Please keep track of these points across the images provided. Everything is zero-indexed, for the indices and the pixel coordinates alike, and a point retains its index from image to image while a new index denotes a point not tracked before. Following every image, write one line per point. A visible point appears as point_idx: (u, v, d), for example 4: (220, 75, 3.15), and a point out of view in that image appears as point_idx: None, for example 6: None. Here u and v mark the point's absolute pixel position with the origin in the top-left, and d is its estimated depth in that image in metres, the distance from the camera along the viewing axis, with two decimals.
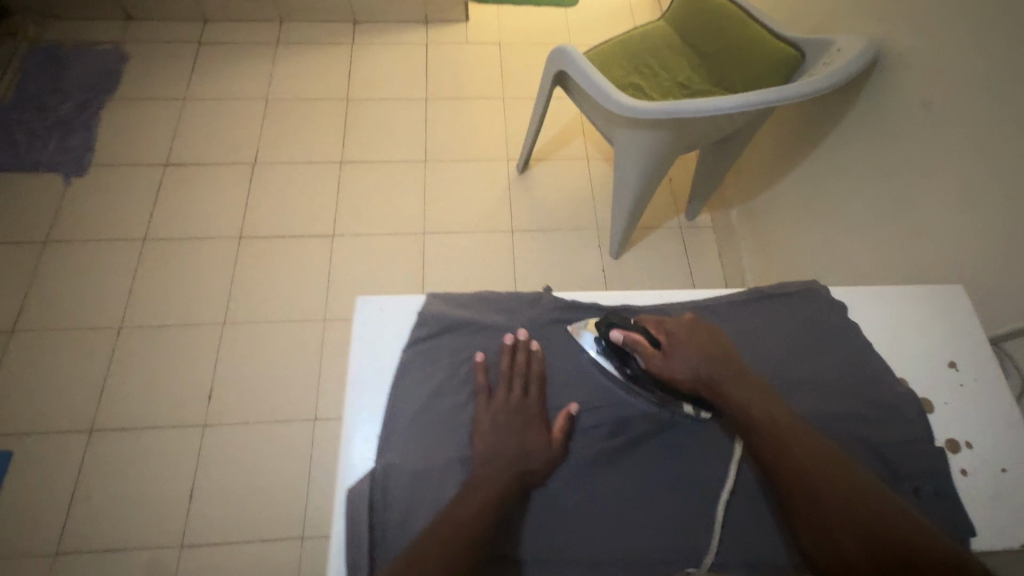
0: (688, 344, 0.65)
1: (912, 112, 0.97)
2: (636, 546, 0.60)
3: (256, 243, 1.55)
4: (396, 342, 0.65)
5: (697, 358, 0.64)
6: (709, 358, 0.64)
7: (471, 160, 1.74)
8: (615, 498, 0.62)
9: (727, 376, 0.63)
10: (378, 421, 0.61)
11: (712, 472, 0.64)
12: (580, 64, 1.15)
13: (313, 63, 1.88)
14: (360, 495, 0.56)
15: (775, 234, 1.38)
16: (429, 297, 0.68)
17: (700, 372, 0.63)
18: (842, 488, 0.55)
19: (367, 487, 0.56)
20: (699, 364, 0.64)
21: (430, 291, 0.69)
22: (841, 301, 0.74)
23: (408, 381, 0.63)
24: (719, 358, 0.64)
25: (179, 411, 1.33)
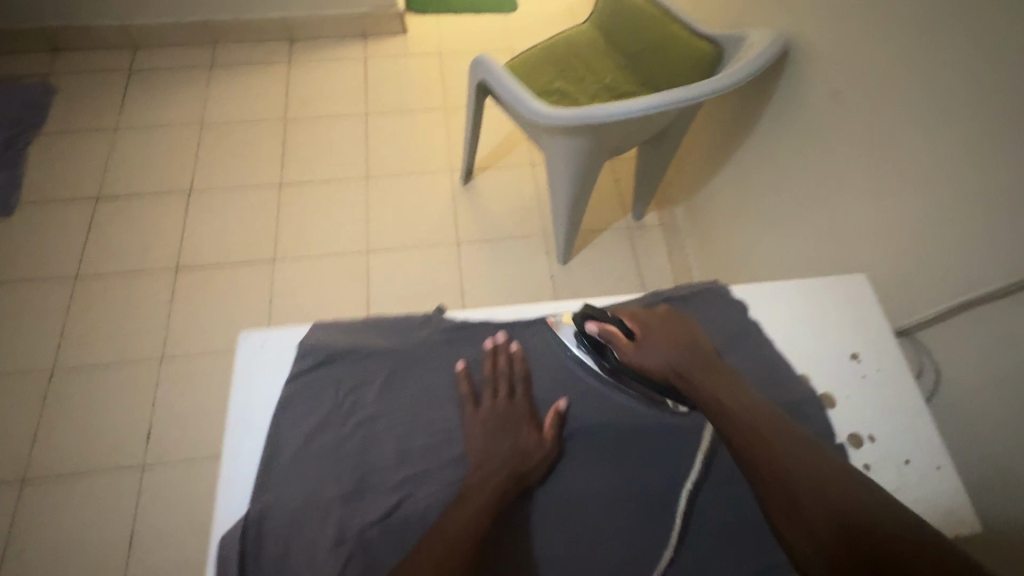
0: (662, 336, 0.63)
1: (823, 103, 0.96)
2: (597, 545, 0.57)
3: (193, 272, 1.51)
4: (277, 377, 0.63)
5: (671, 348, 0.62)
6: (683, 348, 0.62)
7: (414, 173, 1.71)
8: (575, 498, 0.59)
9: (703, 366, 0.60)
10: (256, 464, 0.58)
11: (644, 475, 0.61)
12: (497, 73, 1.14)
13: (249, 85, 1.85)
14: (231, 543, 0.54)
15: (715, 231, 1.37)
16: (312, 328, 0.65)
17: (673, 364, 0.61)
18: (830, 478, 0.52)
19: (239, 534, 0.54)
20: (672, 355, 0.62)
21: (316, 321, 0.66)
22: (743, 299, 0.72)
23: (289, 417, 0.60)
24: (689, 350, 0.62)
25: (117, 453, 1.29)
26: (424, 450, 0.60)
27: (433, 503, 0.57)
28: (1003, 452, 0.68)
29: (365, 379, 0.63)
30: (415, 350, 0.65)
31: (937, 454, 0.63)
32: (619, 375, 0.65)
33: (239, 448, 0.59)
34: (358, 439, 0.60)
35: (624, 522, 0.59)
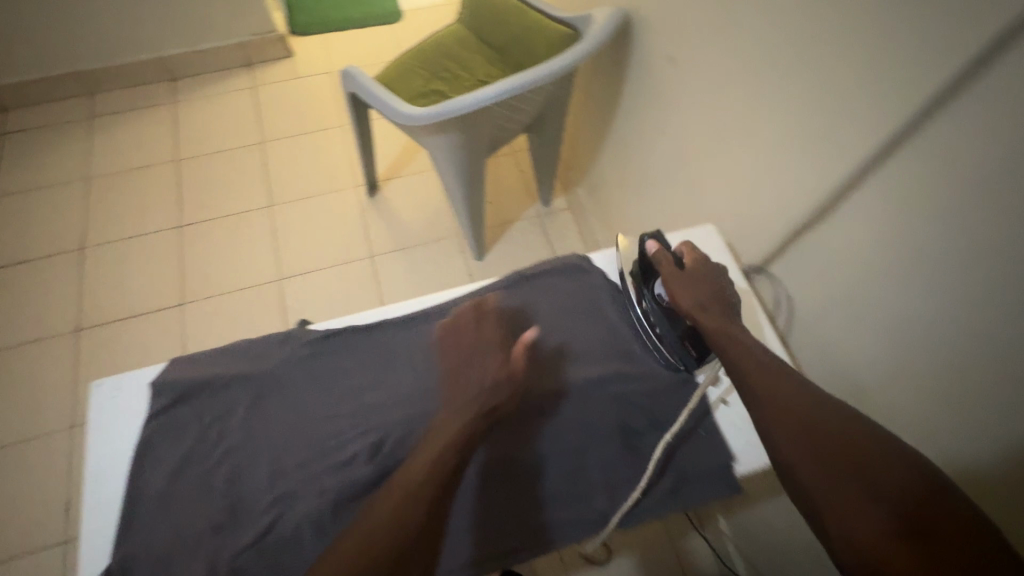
0: (700, 275, 0.65)
1: (665, 69, 1.01)
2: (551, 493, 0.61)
3: (96, 333, 1.45)
4: (132, 423, 0.61)
5: (704, 292, 0.63)
6: (712, 297, 0.63)
7: (318, 195, 1.69)
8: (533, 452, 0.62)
9: (720, 317, 0.61)
10: (116, 515, 0.57)
11: (593, 422, 0.64)
12: (361, 81, 1.14)
13: (132, 130, 1.78)
14: None
15: (612, 205, 1.42)
16: (166, 366, 0.64)
17: (699, 302, 0.62)
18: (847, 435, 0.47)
19: None
20: (703, 296, 0.63)
21: (171, 358, 0.65)
22: (601, 266, 0.76)
23: (149, 459, 0.59)
24: (714, 294, 0.63)
25: (34, 534, 1.22)
26: (294, 467, 0.59)
27: (302, 518, 0.56)
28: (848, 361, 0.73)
29: (226, 407, 0.62)
30: (280, 369, 0.64)
31: None
32: (648, 312, 0.67)
33: (96, 502, 0.57)
34: (226, 469, 0.59)
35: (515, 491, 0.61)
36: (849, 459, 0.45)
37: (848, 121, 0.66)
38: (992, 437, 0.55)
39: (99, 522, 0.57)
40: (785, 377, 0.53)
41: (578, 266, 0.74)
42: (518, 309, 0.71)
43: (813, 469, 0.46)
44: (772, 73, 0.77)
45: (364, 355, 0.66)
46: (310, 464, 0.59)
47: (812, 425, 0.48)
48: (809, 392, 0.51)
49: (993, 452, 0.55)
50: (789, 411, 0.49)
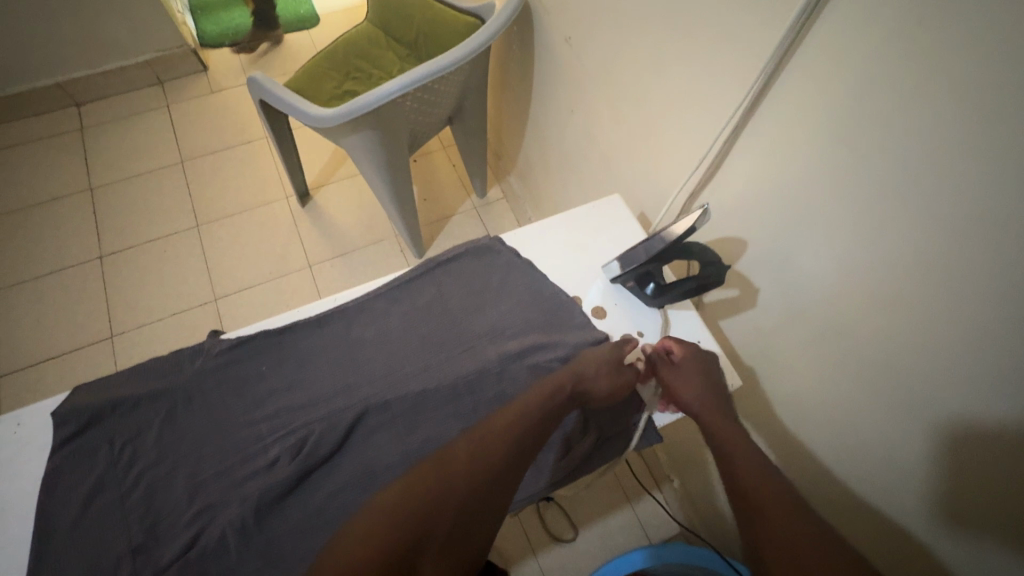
0: (701, 369, 0.65)
1: (567, 50, 1.05)
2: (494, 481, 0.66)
3: (21, 375, 1.37)
4: (36, 453, 0.59)
5: (702, 389, 0.64)
6: (713, 392, 0.64)
7: (248, 209, 1.65)
8: None
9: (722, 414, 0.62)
10: (21, 552, 0.55)
11: None
12: (266, 86, 1.12)
13: (38, 162, 1.68)
14: None
15: (542, 190, 1.45)
16: (71, 392, 0.62)
17: (701, 396, 0.63)
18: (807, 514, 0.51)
19: None
20: (702, 389, 0.64)
21: (76, 385, 0.63)
22: (512, 245, 0.77)
23: (57, 491, 0.57)
24: (716, 391, 0.64)
25: None
26: (215, 479, 0.59)
27: (227, 526, 0.55)
28: (750, 307, 0.78)
29: (137, 427, 0.61)
30: (197, 384, 0.63)
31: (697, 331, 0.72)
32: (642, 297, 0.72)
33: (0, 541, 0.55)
34: (143, 490, 0.58)
35: None
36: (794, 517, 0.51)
37: (717, 85, 0.70)
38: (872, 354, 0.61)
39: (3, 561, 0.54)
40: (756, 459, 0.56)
41: (489, 247, 0.76)
42: (435, 297, 0.72)
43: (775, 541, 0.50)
44: (653, 46, 0.81)
45: (280, 357, 0.66)
46: (231, 476, 0.59)
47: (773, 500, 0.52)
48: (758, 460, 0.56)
49: (861, 369, 0.63)
50: (785, 529, 0.50)
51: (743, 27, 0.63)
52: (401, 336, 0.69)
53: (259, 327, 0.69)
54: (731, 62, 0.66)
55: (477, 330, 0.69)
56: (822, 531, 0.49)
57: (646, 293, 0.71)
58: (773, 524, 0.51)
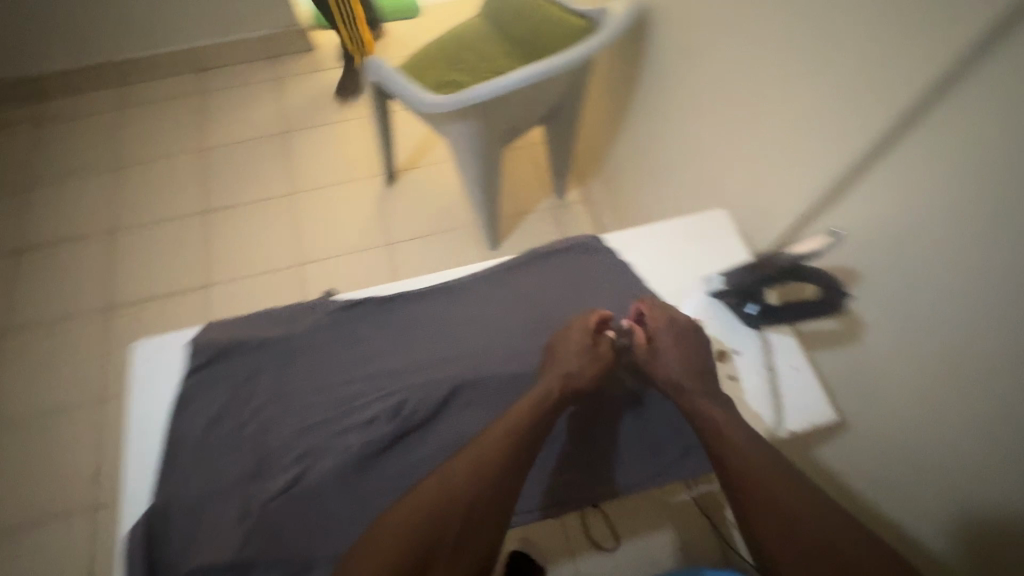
0: (675, 341, 0.67)
1: (680, 61, 1.04)
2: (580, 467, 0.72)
3: (126, 311, 1.51)
4: (170, 379, 0.65)
5: (676, 364, 0.66)
6: (690, 368, 0.66)
7: (338, 183, 1.73)
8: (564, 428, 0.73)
9: (699, 394, 0.64)
10: (150, 464, 0.61)
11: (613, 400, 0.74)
12: (381, 71, 1.18)
13: (160, 120, 1.84)
14: (136, 540, 0.55)
15: (626, 198, 1.45)
16: (202, 327, 0.68)
17: (677, 375, 0.66)
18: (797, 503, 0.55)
19: (143, 531, 0.56)
20: (678, 367, 0.66)
21: (205, 321, 0.69)
22: (612, 246, 0.78)
23: (185, 415, 0.63)
24: (696, 365, 0.66)
25: (64, 500, 1.28)
26: (321, 425, 0.63)
27: (328, 472, 0.60)
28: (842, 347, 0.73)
29: (255, 368, 0.66)
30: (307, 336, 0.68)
31: (796, 357, 0.70)
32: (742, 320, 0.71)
33: (133, 453, 0.61)
34: (256, 425, 0.63)
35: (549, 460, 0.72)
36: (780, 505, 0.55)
37: (851, 109, 0.68)
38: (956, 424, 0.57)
39: (134, 471, 0.60)
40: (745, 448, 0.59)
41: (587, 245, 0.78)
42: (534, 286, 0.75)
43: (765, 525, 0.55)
44: None
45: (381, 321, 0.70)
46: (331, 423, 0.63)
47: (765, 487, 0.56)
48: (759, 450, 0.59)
49: None
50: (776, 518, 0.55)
51: (880, 66, 0.60)
52: (498, 319, 0.71)
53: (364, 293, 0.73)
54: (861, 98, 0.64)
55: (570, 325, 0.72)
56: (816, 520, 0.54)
57: (748, 312, 0.70)
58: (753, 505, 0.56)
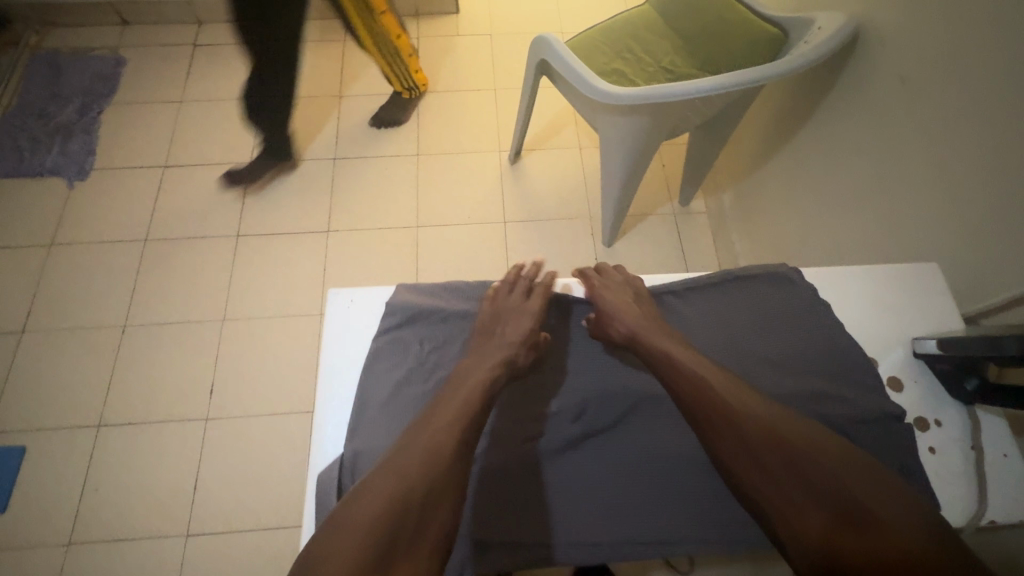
0: (616, 298, 0.79)
1: (892, 90, 0.96)
2: (668, 519, 0.71)
3: (252, 240, 1.58)
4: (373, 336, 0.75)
5: (625, 317, 0.76)
6: (637, 318, 0.76)
7: (463, 152, 1.74)
8: (660, 471, 0.74)
9: (649, 333, 0.74)
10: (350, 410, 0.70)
11: None
12: (557, 50, 1.16)
13: (304, 60, 1.89)
14: (329, 479, 0.64)
15: (766, 221, 1.38)
16: (395, 291, 0.79)
17: (627, 322, 0.76)
18: (779, 447, 0.59)
19: (335, 472, 0.65)
20: (627, 316, 0.77)
21: (397, 286, 0.80)
22: (811, 281, 0.76)
23: (375, 369, 0.72)
24: (639, 316, 0.76)
25: (181, 406, 1.37)
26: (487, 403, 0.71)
27: None
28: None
29: (437, 340, 0.77)
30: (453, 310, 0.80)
31: (1005, 441, 0.63)
32: (962, 393, 0.65)
33: (341, 397, 0.72)
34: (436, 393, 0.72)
35: (648, 494, 0.73)
36: (768, 448, 0.59)
37: None
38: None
39: (341, 414, 0.70)
40: (714, 387, 0.65)
41: (787, 276, 0.76)
42: (709, 315, 0.77)
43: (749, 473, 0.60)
44: None
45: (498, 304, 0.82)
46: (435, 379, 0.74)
47: (750, 433, 0.61)
48: (739, 391, 0.65)
49: None
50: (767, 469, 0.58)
51: None
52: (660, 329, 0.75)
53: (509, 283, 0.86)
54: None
55: (743, 357, 0.72)
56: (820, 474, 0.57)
57: (965, 386, 0.64)
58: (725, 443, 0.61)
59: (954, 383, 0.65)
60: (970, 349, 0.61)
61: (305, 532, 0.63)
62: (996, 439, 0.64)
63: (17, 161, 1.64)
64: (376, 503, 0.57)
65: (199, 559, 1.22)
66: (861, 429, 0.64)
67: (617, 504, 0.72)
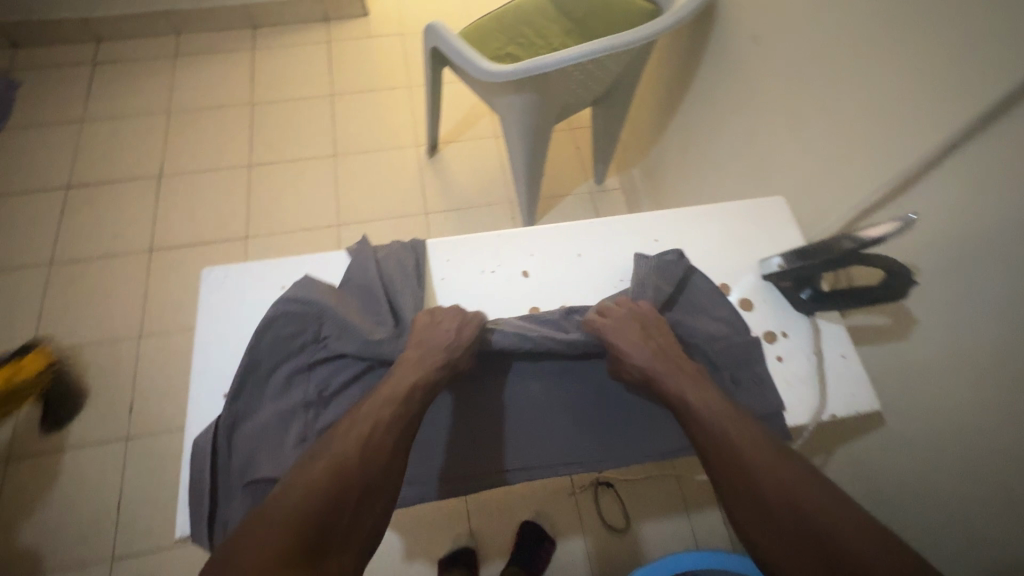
0: (633, 325, 0.68)
1: (749, 49, 1.04)
2: (587, 444, 0.73)
3: (168, 254, 1.55)
4: (259, 307, 0.72)
5: (644, 351, 0.66)
6: (656, 353, 0.66)
7: (381, 149, 1.75)
8: (580, 402, 0.75)
9: (667, 371, 0.65)
10: (231, 377, 0.68)
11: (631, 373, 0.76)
12: (446, 35, 1.19)
13: (212, 72, 1.86)
14: (203, 444, 0.63)
15: (669, 188, 1.46)
16: (304, 278, 0.71)
17: (647, 359, 0.66)
18: (783, 490, 0.55)
19: (210, 438, 0.63)
20: (648, 351, 0.66)
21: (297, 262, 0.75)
22: (665, 220, 0.81)
23: (261, 348, 0.67)
24: (655, 346, 0.67)
25: (99, 428, 1.32)
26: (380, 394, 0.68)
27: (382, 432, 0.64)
28: (891, 340, 0.80)
29: (335, 341, 0.67)
30: (359, 283, 0.73)
31: (841, 344, 0.71)
32: (798, 305, 0.72)
33: (217, 366, 0.69)
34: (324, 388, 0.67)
35: (566, 422, 0.74)
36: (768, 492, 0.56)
37: (933, 108, 0.69)
38: (1009, 409, 0.63)
39: (215, 386, 0.68)
40: (729, 430, 0.60)
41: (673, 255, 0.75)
42: (589, 267, 0.78)
43: (751, 519, 0.56)
44: (872, 52, 0.78)
45: (407, 273, 0.74)
46: (334, 359, 0.68)
47: (757, 476, 0.57)
48: (752, 430, 0.60)
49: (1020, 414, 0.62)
50: (769, 513, 0.55)
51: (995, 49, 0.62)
52: (662, 360, 0.66)
53: (410, 249, 0.77)
54: (967, 77, 0.65)
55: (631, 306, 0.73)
56: (816, 521, 0.53)
57: (800, 297, 0.71)
58: (734, 490, 0.57)
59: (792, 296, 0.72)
60: (804, 261, 0.68)
61: (182, 495, 0.63)
62: (831, 343, 0.71)
63: None
64: (302, 502, 0.53)
65: None
66: (716, 348, 0.70)
67: (542, 433, 0.74)
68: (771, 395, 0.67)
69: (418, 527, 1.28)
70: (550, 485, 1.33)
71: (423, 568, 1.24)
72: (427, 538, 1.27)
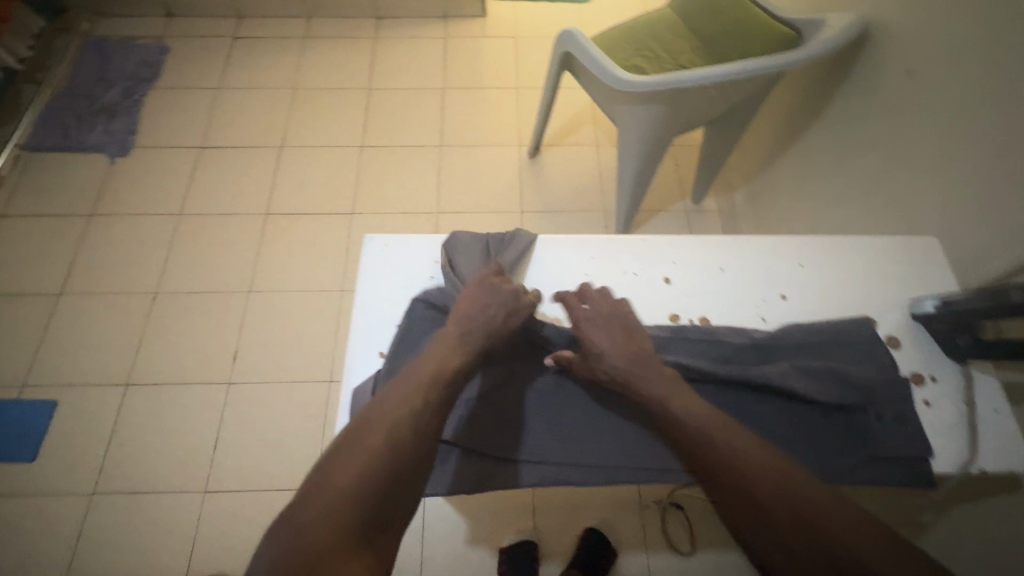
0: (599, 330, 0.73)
1: (899, 83, 1.01)
2: None
3: (281, 219, 1.66)
4: (414, 277, 0.80)
5: (615, 355, 0.70)
6: (628, 356, 0.70)
7: (486, 145, 1.81)
8: None
9: (641, 373, 0.69)
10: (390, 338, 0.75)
11: None
12: (580, 42, 1.22)
13: (336, 55, 1.98)
14: (364, 394, 0.70)
15: (775, 216, 1.43)
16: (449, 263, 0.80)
17: (617, 360, 0.70)
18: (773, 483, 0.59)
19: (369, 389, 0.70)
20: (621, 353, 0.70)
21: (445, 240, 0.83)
22: (811, 246, 0.83)
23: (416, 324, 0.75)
24: (623, 349, 0.71)
25: (205, 370, 1.43)
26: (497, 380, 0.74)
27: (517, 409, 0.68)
28: None
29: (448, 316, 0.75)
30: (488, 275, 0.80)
31: (995, 399, 0.70)
32: (953, 352, 0.72)
33: (376, 325, 0.76)
34: None
35: None
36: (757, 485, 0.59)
37: None
38: None
39: (377, 341, 0.75)
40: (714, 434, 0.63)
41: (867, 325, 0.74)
42: (733, 281, 0.81)
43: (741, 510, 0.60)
44: None
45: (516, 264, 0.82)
46: None
47: (749, 473, 0.60)
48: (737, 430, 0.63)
49: None
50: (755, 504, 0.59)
51: None
52: (637, 363, 0.70)
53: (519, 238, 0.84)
54: None
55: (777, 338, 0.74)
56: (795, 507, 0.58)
57: (957, 344, 0.71)
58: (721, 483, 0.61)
59: (950, 345, 0.72)
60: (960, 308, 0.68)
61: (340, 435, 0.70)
62: (984, 398, 0.70)
63: (63, 137, 1.74)
64: (360, 472, 0.57)
65: (215, 515, 1.27)
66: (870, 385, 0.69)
67: None
68: (914, 436, 0.67)
69: (481, 513, 1.30)
70: (616, 496, 1.33)
71: (483, 555, 1.26)
72: (491, 526, 1.29)
